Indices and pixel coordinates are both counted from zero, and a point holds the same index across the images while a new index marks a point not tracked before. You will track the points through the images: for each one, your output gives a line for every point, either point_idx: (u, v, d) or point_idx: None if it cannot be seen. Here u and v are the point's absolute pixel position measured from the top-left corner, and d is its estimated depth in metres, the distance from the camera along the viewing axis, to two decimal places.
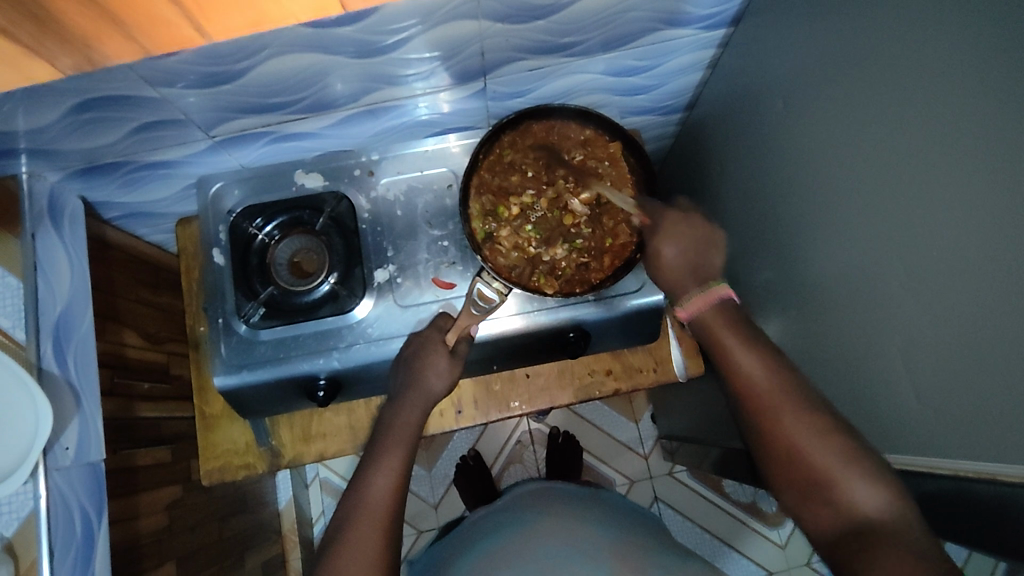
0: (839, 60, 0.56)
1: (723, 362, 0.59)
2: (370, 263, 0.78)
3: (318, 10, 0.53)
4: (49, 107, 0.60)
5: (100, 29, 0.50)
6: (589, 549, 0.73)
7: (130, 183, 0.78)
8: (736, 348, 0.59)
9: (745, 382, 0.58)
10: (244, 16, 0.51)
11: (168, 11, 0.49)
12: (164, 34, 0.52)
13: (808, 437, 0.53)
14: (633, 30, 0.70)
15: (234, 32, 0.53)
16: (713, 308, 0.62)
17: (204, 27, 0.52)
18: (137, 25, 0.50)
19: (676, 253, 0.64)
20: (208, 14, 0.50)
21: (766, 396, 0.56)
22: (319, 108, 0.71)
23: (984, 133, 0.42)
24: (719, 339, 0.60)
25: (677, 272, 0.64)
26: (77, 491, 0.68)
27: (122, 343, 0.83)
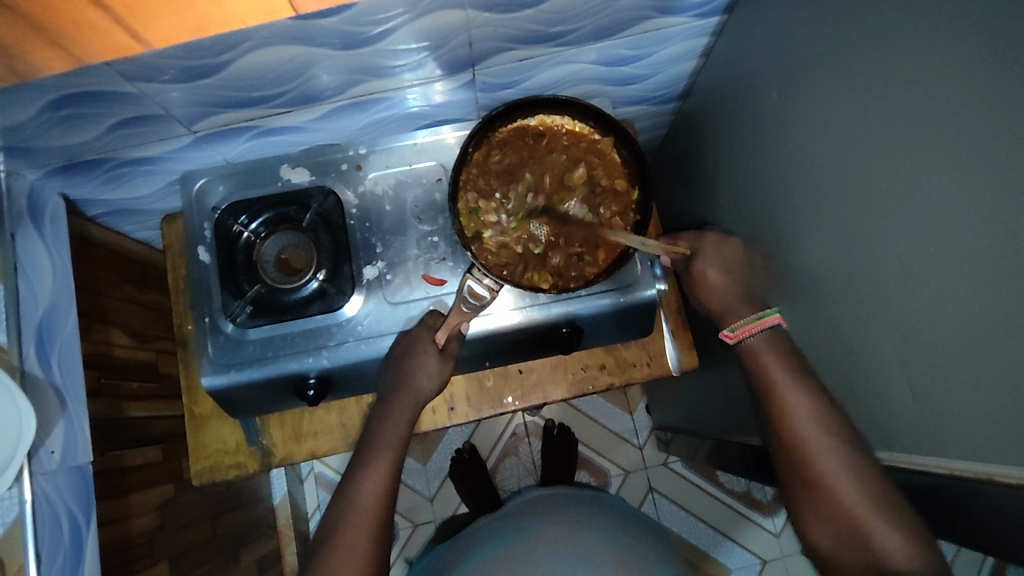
0: (834, 49, 0.55)
1: (772, 401, 0.64)
2: (359, 259, 0.77)
3: (266, 14, 0.53)
4: (25, 104, 0.58)
5: (28, 40, 0.49)
6: (585, 552, 0.76)
7: (112, 180, 0.76)
8: (790, 390, 0.63)
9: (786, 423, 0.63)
10: (183, 22, 0.51)
11: (96, 16, 0.48)
12: (98, 40, 0.51)
13: (848, 483, 0.58)
14: (625, 18, 0.68)
15: (171, 38, 0.53)
16: (763, 337, 0.67)
17: (137, 33, 0.51)
18: (63, 32, 0.49)
19: (718, 275, 0.73)
20: (143, 20, 0.49)
21: (806, 439, 0.61)
22: (304, 101, 0.69)
23: (985, 124, 0.41)
24: (770, 379, 0.64)
25: (723, 290, 0.73)
26: (63, 495, 0.67)
27: (109, 342, 0.81)
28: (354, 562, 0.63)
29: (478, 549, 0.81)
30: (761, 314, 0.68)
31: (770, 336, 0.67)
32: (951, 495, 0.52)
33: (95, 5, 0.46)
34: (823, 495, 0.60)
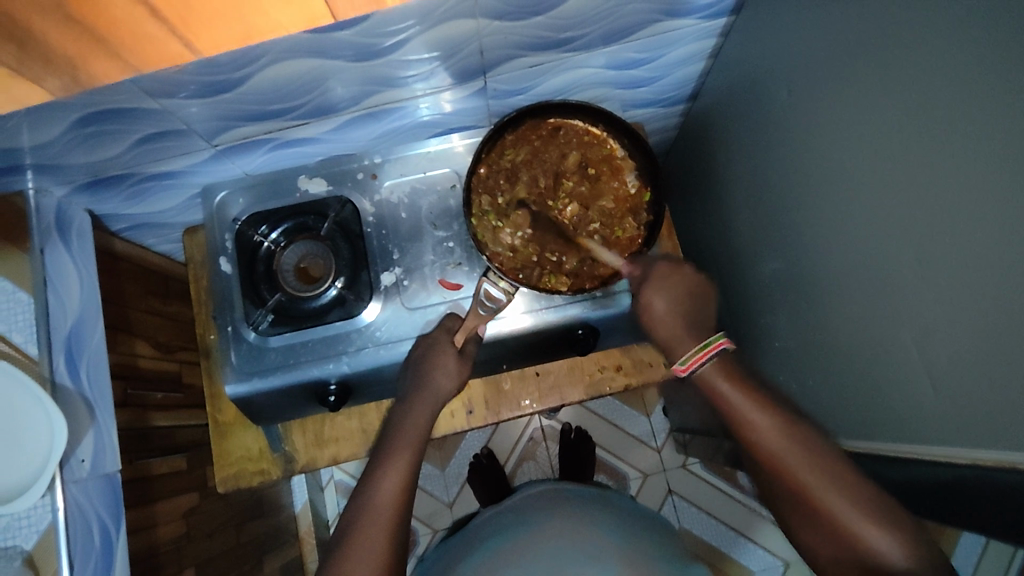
0: (843, 43, 0.56)
1: (734, 419, 0.63)
2: (376, 266, 0.78)
3: (309, 22, 0.51)
4: (54, 123, 0.60)
5: (86, 51, 0.48)
6: (593, 551, 0.73)
7: (136, 194, 0.78)
8: (750, 407, 0.63)
9: (752, 445, 0.62)
10: (233, 30, 0.49)
11: (153, 27, 0.46)
12: (148, 47, 0.49)
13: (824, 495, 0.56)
14: (634, 22, 0.69)
15: (223, 47, 0.51)
16: (709, 358, 0.66)
17: (190, 42, 0.49)
18: (121, 43, 0.48)
19: (662, 302, 0.70)
20: (195, 29, 0.48)
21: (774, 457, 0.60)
22: (321, 112, 0.71)
23: (997, 112, 0.41)
24: (728, 398, 0.64)
25: (665, 321, 0.70)
26: (94, 503, 0.68)
27: (135, 353, 0.83)
28: (370, 560, 0.61)
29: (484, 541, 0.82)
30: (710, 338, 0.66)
31: (719, 358, 0.66)
32: (970, 486, 0.52)
33: (153, 15, 0.45)
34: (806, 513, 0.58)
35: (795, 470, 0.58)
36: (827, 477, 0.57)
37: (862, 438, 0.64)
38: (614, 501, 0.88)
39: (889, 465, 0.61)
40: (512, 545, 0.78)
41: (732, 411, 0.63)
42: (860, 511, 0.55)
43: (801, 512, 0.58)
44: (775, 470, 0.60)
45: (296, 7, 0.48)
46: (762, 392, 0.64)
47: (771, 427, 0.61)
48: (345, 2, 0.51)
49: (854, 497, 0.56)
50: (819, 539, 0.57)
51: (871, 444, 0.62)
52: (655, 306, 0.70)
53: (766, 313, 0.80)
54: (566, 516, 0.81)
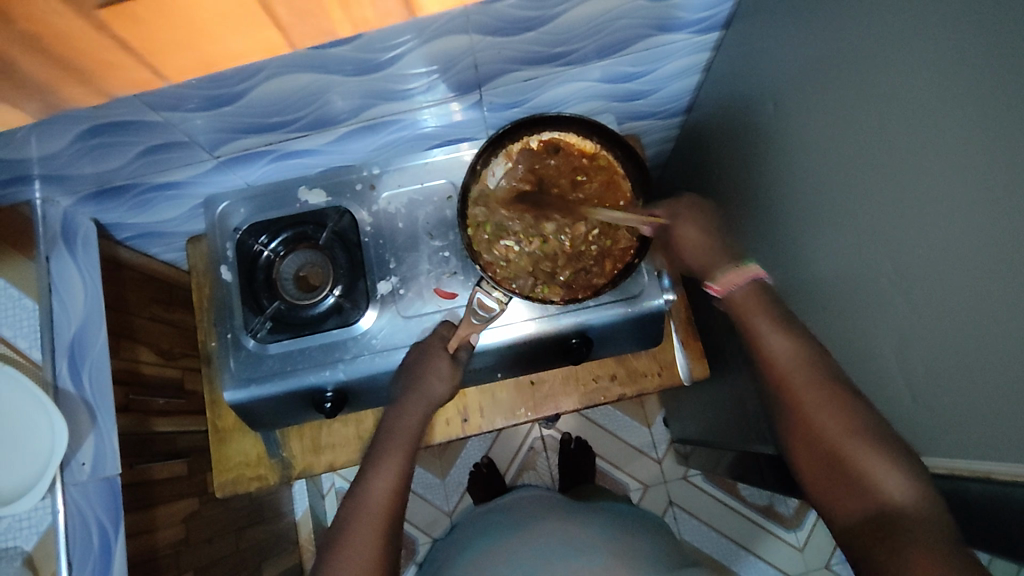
0: (830, 56, 0.56)
1: (753, 341, 0.60)
2: (373, 275, 0.79)
3: (271, 49, 0.40)
4: (60, 134, 0.62)
5: (59, 78, 0.38)
6: (583, 547, 0.73)
7: (141, 204, 0.80)
8: (768, 329, 0.60)
9: (768, 364, 0.59)
10: (190, 58, 0.38)
11: (137, 67, 0.39)
12: (104, 74, 0.38)
13: (831, 417, 0.53)
14: (627, 36, 0.70)
15: (197, 74, 0.41)
16: (744, 288, 0.63)
17: (150, 65, 0.39)
18: (90, 67, 0.37)
19: (696, 232, 0.68)
20: (159, 51, 0.37)
21: (788, 377, 0.57)
22: (320, 125, 0.72)
23: (974, 125, 0.42)
24: (749, 325, 0.61)
25: (699, 248, 0.67)
26: (93, 506, 0.70)
27: (137, 359, 0.85)
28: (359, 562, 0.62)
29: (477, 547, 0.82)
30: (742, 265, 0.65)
31: (753, 286, 0.63)
32: (950, 497, 0.52)
33: (142, 63, 0.38)
34: (813, 438, 0.54)
35: (798, 393, 0.56)
36: (834, 406, 0.54)
37: None
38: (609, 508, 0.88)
39: None
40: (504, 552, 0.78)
41: (752, 334, 0.60)
42: (865, 443, 0.51)
43: (800, 441, 0.55)
44: (785, 398, 0.57)
45: (270, 45, 0.39)
46: (793, 322, 0.60)
47: (785, 352, 0.58)
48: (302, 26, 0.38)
49: (860, 426, 0.52)
50: (816, 469, 0.54)
51: None
52: (684, 233, 0.68)
53: None
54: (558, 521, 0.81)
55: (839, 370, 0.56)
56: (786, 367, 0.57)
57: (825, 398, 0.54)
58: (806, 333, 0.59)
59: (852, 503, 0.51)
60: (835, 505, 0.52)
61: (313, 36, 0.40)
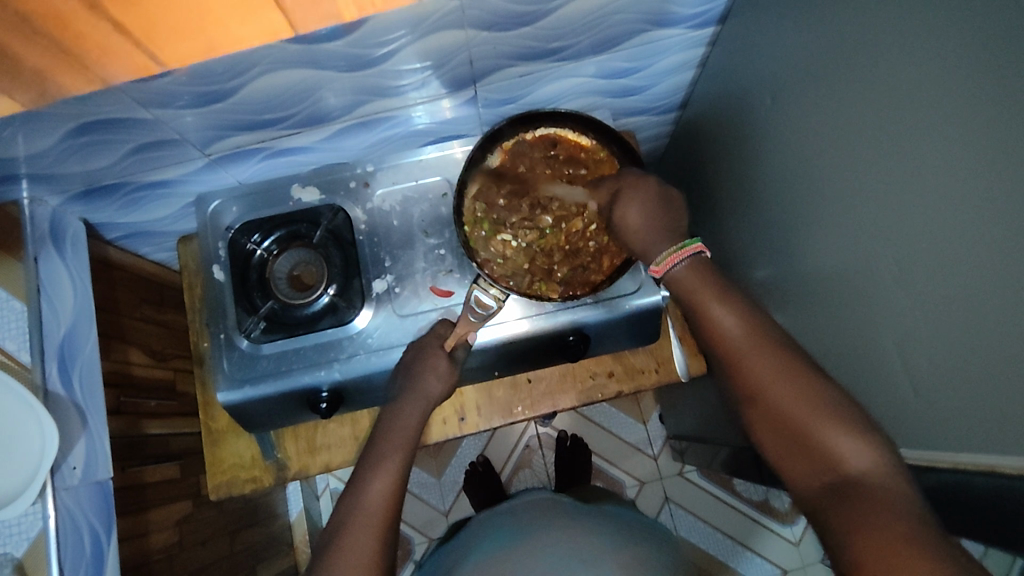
0: (826, 51, 0.56)
1: (698, 313, 0.59)
2: (367, 273, 0.79)
3: (269, 35, 0.53)
4: (46, 133, 0.61)
5: (59, 65, 0.50)
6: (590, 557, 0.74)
7: (130, 203, 0.79)
8: (712, 300, 0.59)
9: (715, 336, 0.58)
10: (195, 44, 0.51)
11: (118, 41, 0.49)
12: (123, 63, 0.52)
13: (779, 384, 0.53)
14: (622, 31, 0.70)
15: (187, 59, 0.53)
16: (687, 264, 0.61)
17: (152, 51, 0.51)
18: (91, 56, 0.50)
19: (637, 213, 0.65)
20: (157, 40, 0.50)
21: (737, 349, 0.56)
22: (312, 122, 0.71)
23: (974, 119, 0.42)
24: (697, 301, 0.59)
25: (641, 231, 0.65)
26: (85, 510, 0.68)
27: (128, 361, 0.83)
28: (357, 564, 0.61)
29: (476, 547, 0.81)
30: (682, 244, 0.62)
31: (696, 261, 0.62)
32: (952, 491, 0.52)
33: (115, 31, 0.47)
34: (766, 408, 0.53)
35: (753, 368, 0.55)
36: (783, 373, 0.53)
37: None
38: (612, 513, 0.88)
39: None
40: (501, 553, 0.77)
41: (697, 306, 0.60)
42: (821, 408, 0.51)
43: (756, 417, 0.54)
44: (733, 369, 0.56)
45: (252, 23, 0.51)
46: (739, 296, 0.59)
47: (738, 330, 0.57)
48: (303, 12, 0.52)
49: (816, 392, 0.52)
50: (774, 444, 0.53)
51: None
52: (629, 208, 0.66)
53: None
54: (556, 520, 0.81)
55: (785, 335, 0.56)
56: (733, 339, 0.57)
57: (774, 367, 0.54)
58: (748, 300, 0.59)
59: (813, 471, 0.50)
60: (798, 480, 0.51)
61: (298, 9, 0.51)
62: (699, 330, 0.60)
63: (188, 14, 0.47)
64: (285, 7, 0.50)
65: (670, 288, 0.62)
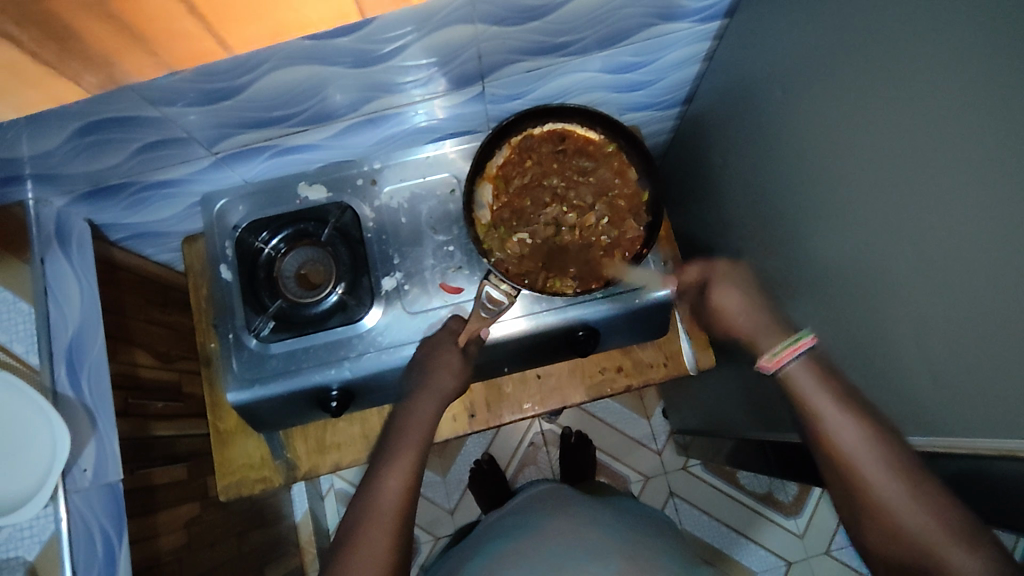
0: (834, 43, 0.57)
1: (809, 414, 0.61)
2: (376, 271, 0.78)
3: (335, 19, 0.52)
4: (53, 132, 0.60)
5: (126, 47, 0.49)
6: (596, 550, 0.73)
7: (136, 203, 0.78)
8: (829, 408, 0.60)
9: (829, 446, 0.59)
10: (264, 28, 0.50)
11: (187, 26, 0.47)
12: (189, 48, 0.50)
13: (897, 493, 0.55)
14: (629, 26, 0.70)
15: (255, 42, 0.52)
16: (799, 362, 0.64)
17: (223, 39, 0.50)
18: (158, 40, 0.49)
19: (735, 299, 0.71)
20: (228, 27, 0.49)
21: (851, 458, 0.58)
22: (320, 119, 0.71)
23: (985, 106, 0.42)
24: (808, 397, 0.62)
25: (740, 313, 0.71)
26: (96, 512, 0.68)
27: (135, 363, 0.83)
28: (372, 561, 0.61)
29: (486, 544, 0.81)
30: (795, 337, 0.65)
31: (807, 361, 0.64)
32: (970, 478, 0.52)
33: (189, 13, 0.46)
34: (881, 519, 0.55)
35: (866, 479, 0.56)
36: (902, 485, 0.55)
37: None
38: (618, 504, 0.89)
39: None
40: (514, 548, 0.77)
41: (809, 408, 0.62)
42: (941, 530, 0.52)
43: (871, 526, 0.56)
44: (846, 475, 0.58)
45: (327, 3, 0.49)
46: (854, 399, 0.60)
47: (854, 439, 0.58)
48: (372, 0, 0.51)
49: (937, 510, 0.53)
50: (890, 553, 0.55)
51: None
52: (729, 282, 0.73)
53: None
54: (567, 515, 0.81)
55: (903, 441, 0.57)
56: (850, 447, 0.58)
57: (892, 476, 0.55)
58: (868, 408, 0.59)
59: None
60: None
61: None
62: (810, 436, 0.62)
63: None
64: None
65: (778, 382, 0.64)
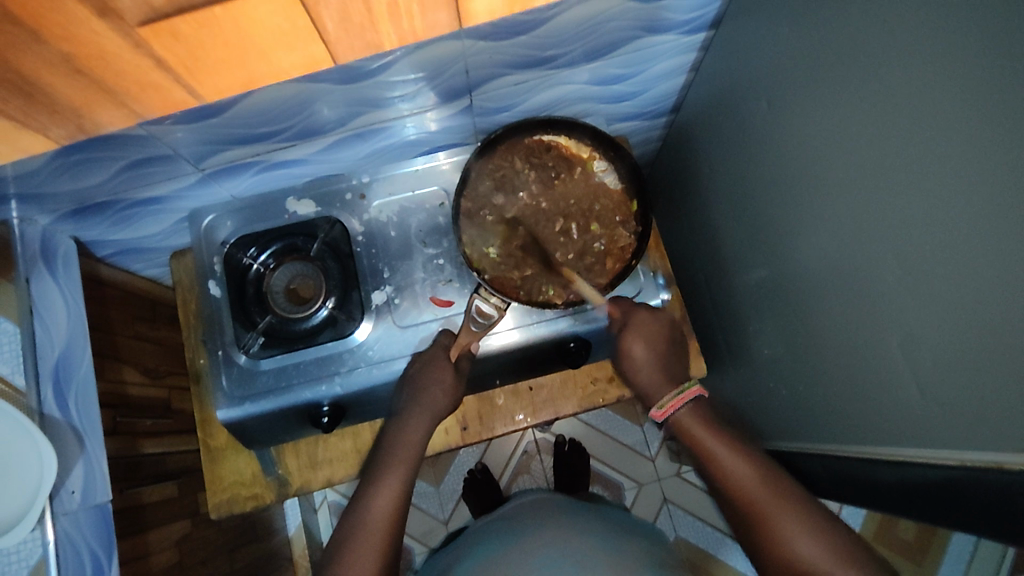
0: (819, 54, 0.57)
1: (712, 462, 0.68)
2: (366, 285, 0.78)
3: (307, 66, 0.57)
4: (38, 154, 0.59)
5: (94, 100, 0.53)
6: (584, 559, 0.72)
7: (123, 220, 0.78)
8: (725, 452, 0.67)
9: (732, 486, 0.66)
10: (235, 77, 0.55)
11: (158, 77, 0.52)
12: (159, 98, 0.55)
13: (793, 531, 0.60)
14: (615, 39, 0.70)
15: (223, 91, 0.56)
16: (687, 410, 0.71)
17: (194, 87, 0.54)
18: (130, 93, 0.53)
19: (642, 351, 0.75)
20: (199, 76, 0.53)
21: (751, 499, 0.64)
22: (307, 134, 0.71)
23: (974, 119, 0.42)
24: (705, 443, 0.69)
25: (648, 367, 0.75)
26: (85, 534, 0.67)
27: (123, 380, 0.82)
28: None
29: (478, 555, 0.81)
30: (684, 386, 0.72)
31: (695, 406, 0.71)
32: (959, 487, 0.52)
33: (159, 67, 0.50)
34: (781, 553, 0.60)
35: (768, 512, 0.62)
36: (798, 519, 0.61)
37: (855, 442, 0.64)
38: (606, 513, 0.89)
39: (884, 470, 0.61)
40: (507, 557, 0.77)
41: (705, 449, 0.69)
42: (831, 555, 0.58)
43: (770, 547, 0.61)
44: (750, 516, 0.63)
45: (296, 53, 0.54)
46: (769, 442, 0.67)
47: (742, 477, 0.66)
48: (343, 46, 0.55)
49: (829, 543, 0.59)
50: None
51: (861, 447, 0.63)
52: (648, 327, 0.76)
53: (755, 323, 0.80)
54: (558, 525, 0.81)
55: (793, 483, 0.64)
56: (749, 489, 0.65)
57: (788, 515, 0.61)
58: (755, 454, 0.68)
59: None
60: None
61: (338, 42, 0.54)
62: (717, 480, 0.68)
63: (235, 46, 0.50)
64: (326, 39, 0.53)
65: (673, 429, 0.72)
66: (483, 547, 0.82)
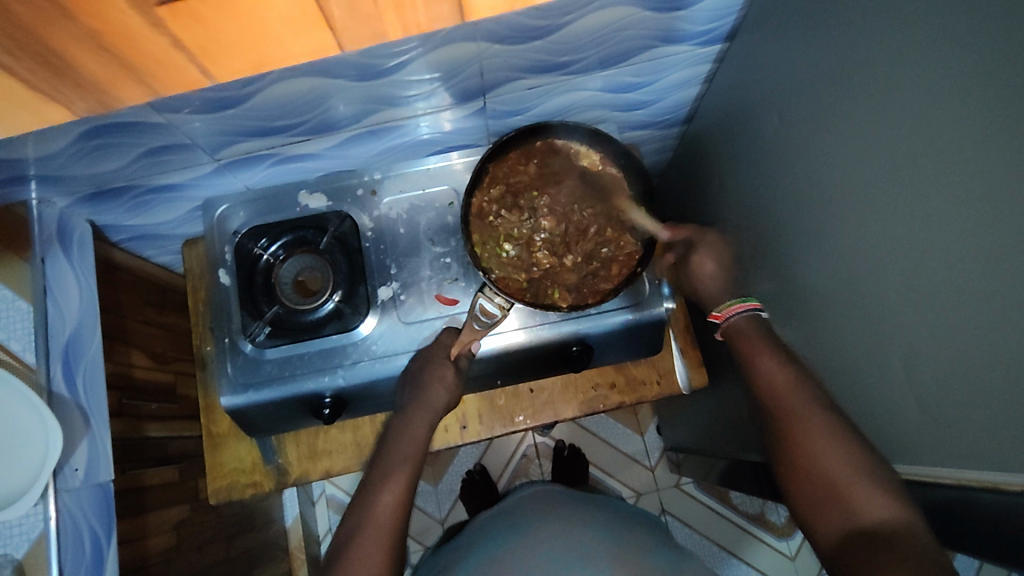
0: (832, 69, 0.57)
1: (749, 367, 0.66)
2: (373, 280, 0.79)
3: None
4: (60, 135, 0.61)
5: None
6: (588, 554, 0.72)
7: (137, 206, 0.79)
8: (766, 358, 0.65)
9: (764, 390, 0.63)
10: None
11: None
12: None
13: (819, 439, 0.57)
14: (631, 47, 0.71)
15: None
16: (744, 319, 0.69)
17: None
18: None
19: (712, 267, 0.73)
20: None
21: (782, 405, 0.61)
22: (322, 129, 0.72)
23: (982, 140, 0.43)
24: (747, 352, 0.66)
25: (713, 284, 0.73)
26: (86, 511, 0.69)
27: (131, 363, 0.83)
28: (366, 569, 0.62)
29: (472, 553, 0.82)
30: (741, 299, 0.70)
31: (751, 318, 0.69)
32: (957, 507, 0.52)
33: None
34: (802, 459, 0.58)
35: (793, 418, 0.60)
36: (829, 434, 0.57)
37: None
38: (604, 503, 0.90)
39: None
40: (500, 553, 0.77)
41: (746, 354, 0.66)
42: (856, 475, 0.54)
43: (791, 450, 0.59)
44: (776, 419, 0.61)
45: None
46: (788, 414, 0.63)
47: (838, 454, 0.56)
48: None
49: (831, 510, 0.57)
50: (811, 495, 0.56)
51: None
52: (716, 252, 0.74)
53: None
54: (557, 520, 0.81)
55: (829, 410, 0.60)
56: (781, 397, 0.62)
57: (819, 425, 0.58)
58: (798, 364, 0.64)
59: (829, 512, 0.55)
60: (815, 518, 0.55)
61: None
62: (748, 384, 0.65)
63: None
64: None
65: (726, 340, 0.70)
66: (479, 545, 0.82)
